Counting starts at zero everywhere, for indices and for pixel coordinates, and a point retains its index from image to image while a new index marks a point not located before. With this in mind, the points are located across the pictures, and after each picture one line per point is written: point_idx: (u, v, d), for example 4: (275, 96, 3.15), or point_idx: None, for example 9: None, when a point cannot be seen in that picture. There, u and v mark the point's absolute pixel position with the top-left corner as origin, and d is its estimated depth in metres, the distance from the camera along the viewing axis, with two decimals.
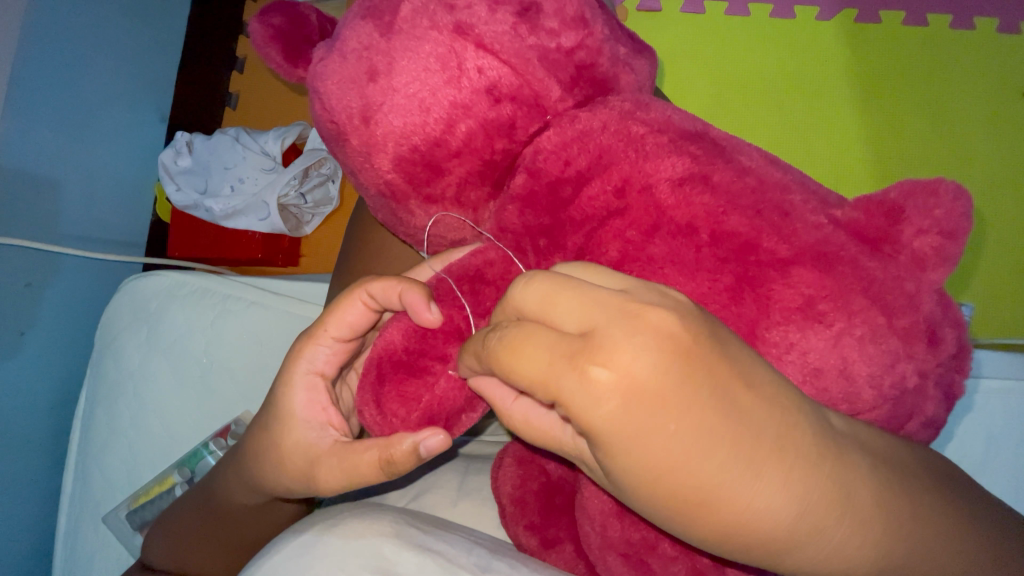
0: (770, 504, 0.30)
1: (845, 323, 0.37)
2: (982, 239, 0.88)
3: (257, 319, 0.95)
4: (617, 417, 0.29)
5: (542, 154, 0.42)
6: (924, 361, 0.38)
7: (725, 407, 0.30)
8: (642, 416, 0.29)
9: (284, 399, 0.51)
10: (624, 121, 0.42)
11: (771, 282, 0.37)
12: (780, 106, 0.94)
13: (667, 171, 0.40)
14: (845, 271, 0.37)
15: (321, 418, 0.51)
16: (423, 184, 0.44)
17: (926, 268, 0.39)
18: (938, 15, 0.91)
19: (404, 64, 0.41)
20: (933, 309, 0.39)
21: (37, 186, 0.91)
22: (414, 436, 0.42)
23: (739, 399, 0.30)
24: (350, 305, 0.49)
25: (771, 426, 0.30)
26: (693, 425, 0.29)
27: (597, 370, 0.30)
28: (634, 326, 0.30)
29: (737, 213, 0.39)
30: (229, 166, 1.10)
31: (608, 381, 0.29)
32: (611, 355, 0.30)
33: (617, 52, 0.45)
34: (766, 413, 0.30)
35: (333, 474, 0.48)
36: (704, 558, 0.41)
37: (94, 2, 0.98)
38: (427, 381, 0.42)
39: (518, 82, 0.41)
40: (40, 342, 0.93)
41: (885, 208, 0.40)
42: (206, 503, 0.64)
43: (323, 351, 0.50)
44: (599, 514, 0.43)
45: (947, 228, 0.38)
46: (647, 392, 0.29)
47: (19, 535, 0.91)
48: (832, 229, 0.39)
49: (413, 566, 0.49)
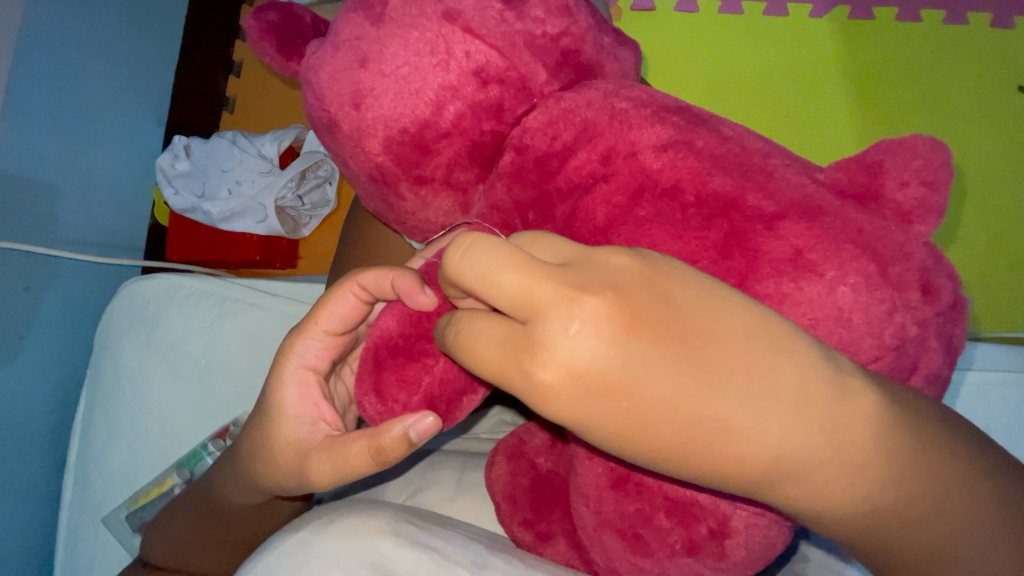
0: (740, 459, 0.31)
1: (837, 272, 0.37)
2: (976, 231, 0.89)
3: (256, 321, 0.96)
4: (571, 407, 0.31)
5: (529, 132, 0.43)
6: (922, 311, 0.37)
7: (672, 379, 0.30)
8: (594, 402, 0.30)
9: (275, 394, 0.52)
10: (608, 99, 0.43)
11: (758, 235, 0.38)
12: (775, 102, 0.94)
13: (651, 138, 0.41)
14: (836, 236, 0.37)
15: (313, 412, 0.51)
16: (413, 165, 0.44)
17: (912, 220, 0.39)
18: (931, 11, 0.91)
19: (393, 50, 0.42)
20: (925, 259, 0.38)
21: (36, 191, 0.91)
22: (403, 422, 0.42)
23: (687, 364, 0.31)
24: (340, 297, 0.49)
25: (728, 385, 0.31)
26: (641, 400, 0.30)
27: (541, 371, 0.31)
28: (570, 314, 0.30)
29: (722, 174, 0.39)
30: (226, 170, 1.10)
31: (552, 378, 0.30)
32: (551, 351, 0.30)
33: (601, 41, 0.46)
34: (719, 372, 0.31)
35: (324, 468, 0.48)
36: (699, 529, 0.40)
37: (95, 10, 0.98)
38: (427, 364, 0.42)
39: (505, 65, 0.42)
40: (39, 346, 0.92)
41: (865, 165, 0.40)
42: (205, 499, 0.64)
43: (314, 345, 0.51)
44: (595, 486, 0.43)
45: (928, 178, 0.39)
46: (593, 381, 0.30)
47: (18, 539, 0.90)
48: (816, 187, 0.39)
49: (410, 561, 0.49)
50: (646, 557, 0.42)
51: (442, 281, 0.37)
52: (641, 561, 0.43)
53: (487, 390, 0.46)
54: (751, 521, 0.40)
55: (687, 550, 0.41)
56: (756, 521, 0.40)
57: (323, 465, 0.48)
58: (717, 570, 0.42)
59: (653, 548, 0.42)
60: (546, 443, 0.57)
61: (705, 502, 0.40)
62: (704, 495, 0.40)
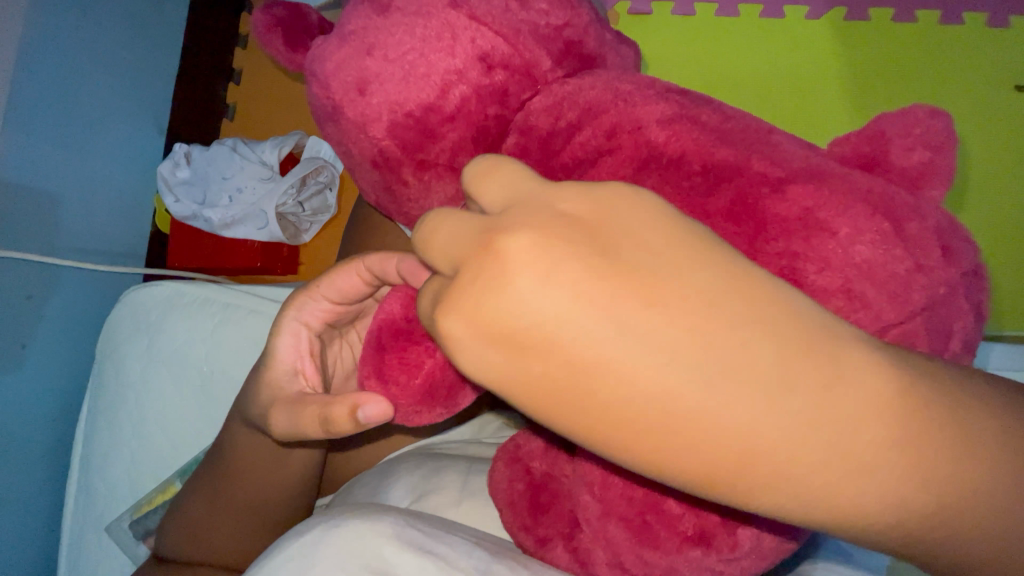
0: (689, 422, 0.26)
1: (851, 229, 0.36)
2: (995, 210, 0.88)
3: (257, 328, 0.95)
4: (482, 361, 0.28)
5: (533, 115, 0.43)
6: (948, 271, 0.37)
7: (588, 319, 0.26)
8: (502, 353, 0.28)
9: (270, 341, 0.56)
10: (612, 82, 0.43)
11: (767, 197, 0.37)
12: (774, 98, 0.94)
13: (656, 114, 0.41)
14: (850, 205, 0.37)
15: (295, 364, 0.55)
16: (417, 149, 0.44)
17: (922, 185, 0.41)
18: (926, 12, 0.92)
19: (398, 37, 0.42)
20: (940, 223, 0.38)
21: (36, 200, 0.90)
22: (354, 404, 0.44)
23: (609, 309, 0.26)
24: (346, 272, 0.53)
25: (663, 327, 0.26)
26: (555, 348, 0.27)
27: (450, 323, 0.29)
28: (483, 254, 0.29)
29: (726, 147, 0.39)
30: (226, 177, 1.10)
31: (458, 329, 0.29)
32: (461, 300, 0.29)
33: (602, 35, 0.46)
34: (651, 314, 0.26)
35: (283, 421, 0.52)
36: (711, 515, 0.40)
37: (95, 17, 0.98)
38: (429, 347, 0.42)
39: (510, 51, 0.42)
40: (40, 352, 0.92)
41: (867, 136, 0.42)
42: (215, 480, 0.66)
43: (315, 304, 0.55)
44: (600, 471, 0.43)
45: (931, 143, 0.41)
46: (497, 326, 0.28)
47: (20, 549, 0.89)
48: (821, 160, 0.40)
49: (412, 568, 0.49)
50: (653, 547, 0.42)
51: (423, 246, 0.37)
52: (648, 552, 0.42)
53: None
54: None
55: (699, 538, 0.40)
56: None
57: (284, 417, 0.52)
58: (726, 560, 0.41)
59: (661, 537, 0.41)
60: (540, 447, 0.55)
61: None
62: None
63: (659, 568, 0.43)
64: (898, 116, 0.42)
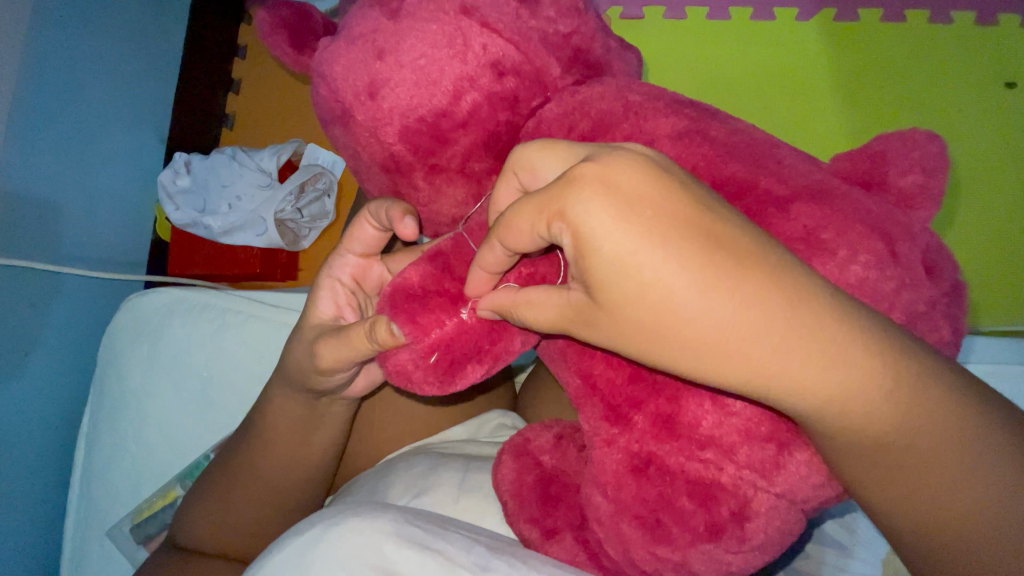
0: (734, 301, 0.34)
1: (848, 251, 0.38)
2: (981, 217, 0.90)
3: (255, 334, 0.97)
4: (595, 205, 0.34)
5: (545, 124, 0.44)
6: (930, 290, 0.39)
7: (690, 217, 0.34)
8: (618, 206, 0.34)
9: (309, 297, 0.61)
10: (622, 93, 0.45)
11: (771, 217, 0.39)
12: (768, 97, 0.95)
13: (667, 129, 0.43)
14: (845, 212, 0.39)
15: (335, 313, 0.60)
16: (429, 153, 0.46)
17: (914, 206, 0.43)
18: (914, 11, 0.94)
19: (410, 41, 0.43)
20: (927, 234, 0.41)
21: (37, 211, 0.91)
22: (389, 324, 0.45)
23: (708, 217, 0.35)
24: (360, 224, 0.57)
25: (743, 240, 0.35)
26: (663, 215, 0.34)
27: (583, 170, 0.35)
28: (620, 154, 0.37)
29: (735, 161, 0.41)
30: (226, 185, 1.11)
31: (591, 176, 0.35)
32: (598, 165, 0.36)
33: (608, 42, 0.48)
34: (738, 230, 0.35)
35: (331, 351, 0.57)
36: (722, 511, 0.41)
37: (96, 30, 0.99)
38: (440, 319, 0.44)
39: (520, 57, 0.43)
40: (42, 360, 0.92)
41: (868, 155, 0.44)
42: (231, 467, 0.70)
43: (343, 260, 0.60)
44: (613, 473, 0.44)
45: (926, 166, 0.43)
46: (624, 187, 0.34)
47: (22, 558, 0.89)
48: (822, 175, 0.42)
49: (412, 565, 0.50)
50: (665, 543, 0.43)
51: (501, 174, 0.42)
52: (661, 548, 0.43)
53: (490, 367, 0.47)
54: (773, 503, 0.41)
55: (711, 533, 0.42)
56: (777, 505, 0.41)
57: (330, 346, 0.57)
58: (736, 553, 0.43)
59: (673, 531, 0.43)
60: (550, 442, 0.56)
61: (727, 484, 0.41)
62: (726, 478, 0.41)
63: (670, 564, 0.44)
64: (898, 137, 0.44)
